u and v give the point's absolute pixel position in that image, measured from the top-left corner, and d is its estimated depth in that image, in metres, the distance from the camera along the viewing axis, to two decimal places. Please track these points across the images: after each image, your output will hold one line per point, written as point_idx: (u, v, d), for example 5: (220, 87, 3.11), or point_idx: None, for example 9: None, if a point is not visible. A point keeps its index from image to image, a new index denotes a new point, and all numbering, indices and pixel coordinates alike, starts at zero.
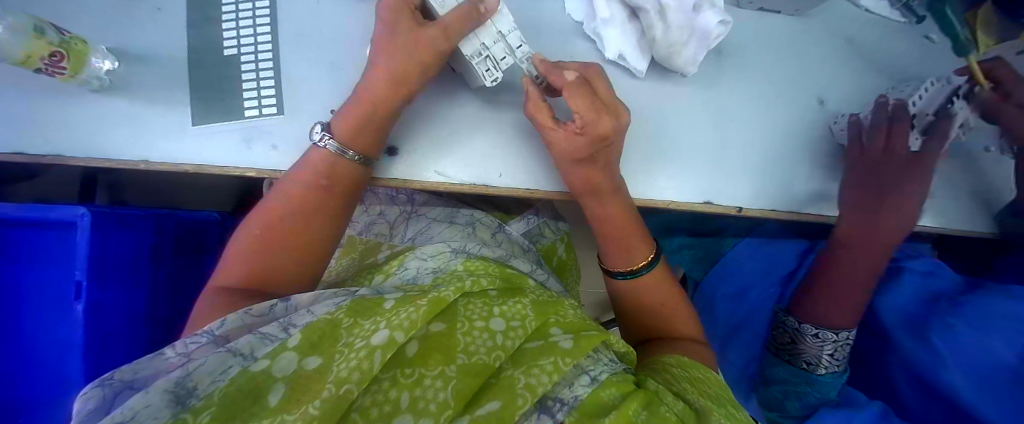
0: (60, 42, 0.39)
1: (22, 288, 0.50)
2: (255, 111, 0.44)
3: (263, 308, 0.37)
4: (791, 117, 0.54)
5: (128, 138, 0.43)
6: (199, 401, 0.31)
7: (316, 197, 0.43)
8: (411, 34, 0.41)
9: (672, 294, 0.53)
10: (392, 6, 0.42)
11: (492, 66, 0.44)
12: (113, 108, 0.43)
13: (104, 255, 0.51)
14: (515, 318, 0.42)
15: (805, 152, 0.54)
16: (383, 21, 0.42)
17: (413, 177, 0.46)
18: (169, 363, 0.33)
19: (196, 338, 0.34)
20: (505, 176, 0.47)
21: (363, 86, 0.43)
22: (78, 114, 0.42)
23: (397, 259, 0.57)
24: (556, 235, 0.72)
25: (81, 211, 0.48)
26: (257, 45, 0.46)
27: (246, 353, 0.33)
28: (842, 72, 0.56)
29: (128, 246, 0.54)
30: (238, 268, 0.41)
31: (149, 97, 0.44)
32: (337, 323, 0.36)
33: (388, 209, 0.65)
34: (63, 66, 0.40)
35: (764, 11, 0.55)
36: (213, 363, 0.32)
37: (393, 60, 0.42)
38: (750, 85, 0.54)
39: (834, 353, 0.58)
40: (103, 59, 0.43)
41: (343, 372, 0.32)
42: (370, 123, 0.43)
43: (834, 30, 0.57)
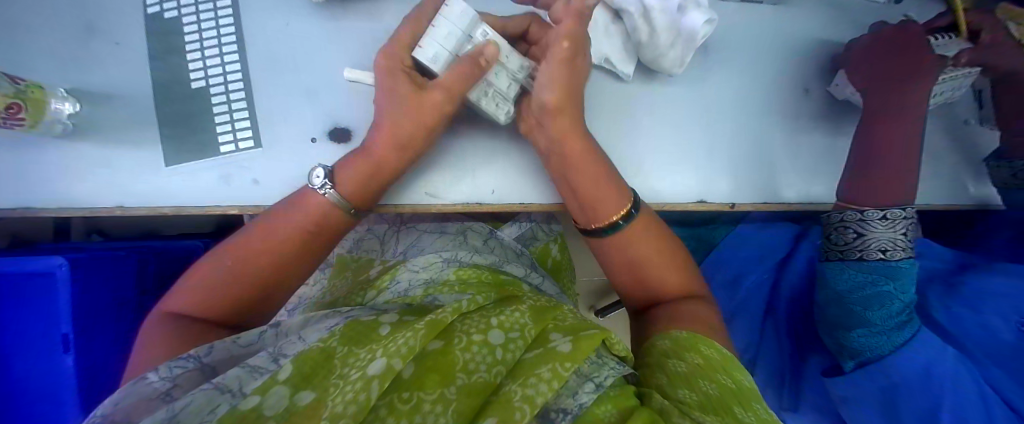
0: (16, 92, 0.38)
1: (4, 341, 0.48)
2: (231, 145, 0.43)
3: (252, 338, 0.36)
4: (777, 107, 0.54)
5: (99, 184, 0.41)
6: None
7: (300, 239, 0.42)
8: (416, 99, 0.40)
9: (663, 251, 0.47)
10: (385, 72, 0.41)
11: (500, 100, 0.43)
12: (82, 154, 0.41)
13: (90, 302, 0.49)
14: (514, 327, 0.41)
15: (792, 141, 0.54)
16: (381, 87, 0.41)
17: (406, 202, 0.46)
18: (153, 388, 0.32)
19: (183, 364, 0.33)
20: (498, 192, 0.46)
21: (372, 138, 0.42)
22: (46, 165, 0.41)
23: (389, 273, 0.55)
24: (550, 237, 0.71)
25: (56, 261, 0.45)
26: (225, 74, 0.43)
27: (234, 389, 0.32)
28: (826, 57, 0.56)
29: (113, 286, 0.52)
30: (198, 296, 0.39)
31: (117, 140, 0.42)
32: (331, 352, 0.35)
33: (377, 223, 0.65)
34: (21, 117, 0.38)
35: (747, 2, 0.54)
36: (200, 401, 0.31)
37: (395, 124, 0.41)
38: (737, 78, 0.53)
39: (907, 234, 0.50)
40: (63, 102, 0.41)
41: (339, 407, 0.31)
42: (374, 176, 0.42)
43: (816, 15, 0.56)
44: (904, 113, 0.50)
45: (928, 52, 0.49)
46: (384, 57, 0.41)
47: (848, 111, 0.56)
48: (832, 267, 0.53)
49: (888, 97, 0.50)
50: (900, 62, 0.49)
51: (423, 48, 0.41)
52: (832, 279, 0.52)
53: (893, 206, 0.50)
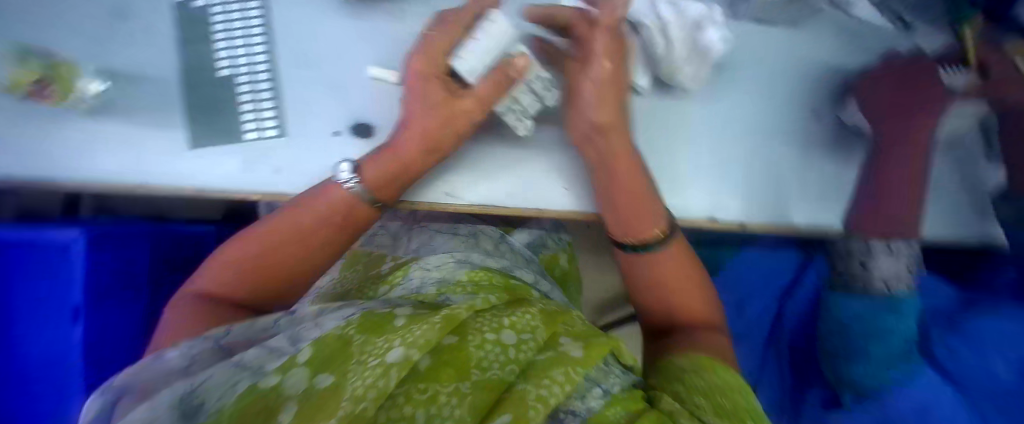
0: (46, 68, 0.40)
1: (13, 309, 0.50)
2: (254, 133, 0.44)
3: (266, 324, 0.36)
4: (790, 128, 0.55)
5: (120, 163, 0.42)
6: (210, 416, 0.30)
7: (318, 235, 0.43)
8: (449, 106, 0.42)
9: (687, 276, 0.48)
10: (420, 74, 0.42)
11: (522, 116, 0.45)
12: (103, 131, 0.42)
13: (104, 278, 0.50)
14: (526, 329, 0.42)
15: (804, 162, 0.55)
16: (410, 88, 0.43)
17: (426, 199, 0.47)
18: (171, 362, 0.33)
19: (200, 343, 0.34)
20: (513, 194, 0.47)
21: (398, 137, 0.43)
22: (67, 141, 0.42)
23: (401, 270, 0.56)
24: (559, 245, 0.72)
25: (74, 234, 0.47)
26: (254, 64, 0.45)
27: (255, 367, 0.33)
28: (837, 79, 0.57)
29: (128, 264, 0.54)
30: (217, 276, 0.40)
31: (140, 121, 0.43)
32: (348, 340, 0.35)
33: (390, 222, 0.66)
34: (49, 92, 0.40)
35: (761, 23, 0.55)
36: (220, 379, 0.31)
37: (426, 127, 0.42)
38: (750, 97, 0.54)
39: (910, 267, 0.54)
40: (91, 80, 0.42)
41: (359, 389, 0.31)
42: (401, 175, 0.44)
43: (828, 40, 0.57)
44: (908, 147, 0.54)
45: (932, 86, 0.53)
46: (420, 62, 0.42)
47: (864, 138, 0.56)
48: (837, 298, 0.56)
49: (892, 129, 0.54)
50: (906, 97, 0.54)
51: (462, 60, 0.42)
52: (835, 309, 0.56)
53: (895, 238, 0.54)
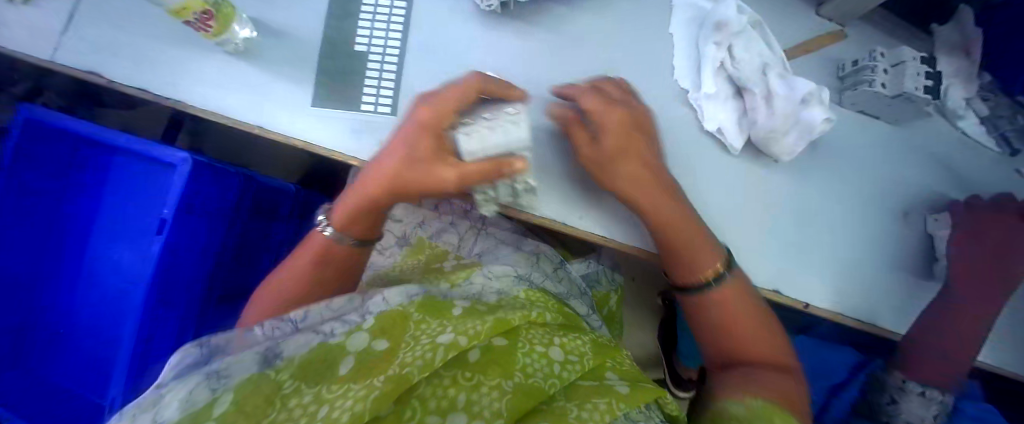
0: (213, 2, 0.44)
1: (113, 216, 0.62)
2: (370, 107, 0.48)
3: (339, 305, 0.42)
4: (875, 225, 0.54)
5: (250, 101, 0.48)
6: (284, 361, 0.34)
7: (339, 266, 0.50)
8: (424, 162, 0.41)
9: (750, 309, 0.45)
10: (416, 126, 0.41)
11: (516, 194, 0.44)
12: (245, 71, 0.49)
13: (194, 199, 0.60)
14: (575, 353, 0.42)
15: (881, 260, 0.54)
16: (403, 134, 0.42)
17: (506, 201, 0.47)
18: (255, 337, 0.39)
19: (281, 325, 0.40)
20: (587, 217, 0.48)
21: (369, 172, 0.44)
22: (218, 75, 0.49)
23: (464, 271, 0.57)
24: (611, 285, 0.72)
25: (179, 154, 0.57)
26: (386, 47, 0.50)
27: (326, 331, 0.37)
28: (929, 184, 0.56)
29: (215, 196, 0.64)
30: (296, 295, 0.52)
31: (277, 71, 0.49)
32: (407, 316, 0.39)
33: (458, 220, 0.68)
34: (209, 23, 0.45)
35: (865, 114, 0.55)
36: (300, 339, 0.37)
37: (396, 177, 0.42)
38: (840, 184, 0.54)
39: (936, 416, 0.56)
40: (246, 27, 0.49)
41: (407, 359, 0.35)
42: (362, 216, 0.47)
43: (931, 147, 0.57)
44: (987, 288, 0.53)
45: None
46: (427, 113, 0.41)
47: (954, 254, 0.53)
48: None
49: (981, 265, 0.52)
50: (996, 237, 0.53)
51: (467, 140, 0.40)
52: None
53: (935, 387, 0.55)
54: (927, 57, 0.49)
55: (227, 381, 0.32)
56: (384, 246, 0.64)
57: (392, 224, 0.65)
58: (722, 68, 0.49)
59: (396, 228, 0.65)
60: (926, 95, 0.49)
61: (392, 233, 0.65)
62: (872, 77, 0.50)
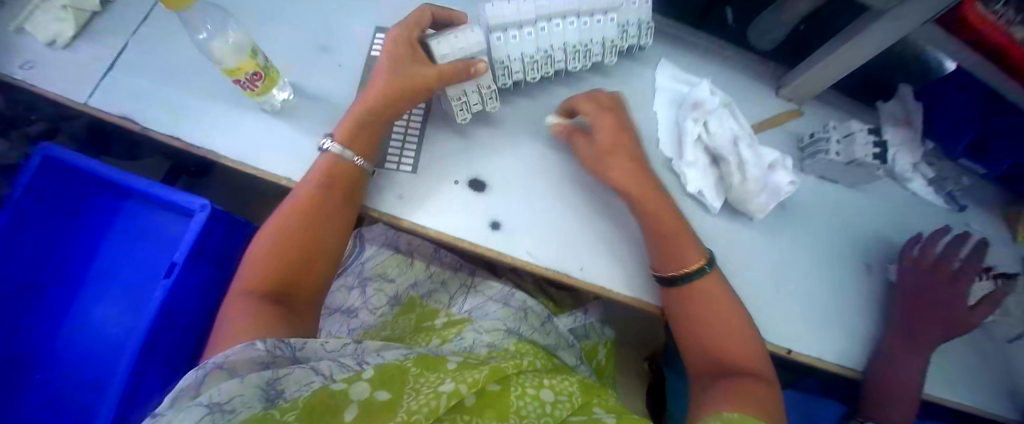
0: (263, 66, 0.51)
1: (126, 265, 0.70)
2: (394, 165, 0.56)
3: (335, 346, 0.44)
4: (841, 275, 0.60)
5: (287, 157, 0.56)
6: (287, 402, 0.37)
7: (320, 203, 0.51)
8: (408, 69, 0.53)
9: (728, 311, 0.50)
10: (397, 42, 0.55)
11: (464, 108, 0.56)
12: (280, 129, 0.58)
13: (207, 249, 0.67)
14: (564, 393, 0.51)
15: (848, 307, 0.59)
16: (390, 50, 0.55)
17: (509, 251, 0.52)
18: (257, 352, 0.39)
19: (282, 346, 0.41)
20: (586, 269, 0.53)
21: (367, 92, 0.54)
22: (258, 134, 0.57)
23: (454, 328, 0.65)
24: (600, 338, 0.75)
25: (200, 201, 0.65)
26: (410, 116, 0.58)
27: (325, 373, 0.41)
28: (885, 239, 0.63)
29: (222, 244, 0.70)
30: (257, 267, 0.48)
31: (312, 133, 0.58)
32: (405, 370, 0.44)
33: (449, 277, 0.73)
34: (257, 84, 0.52)
35: (825, 180, 0.63)
36: (300, 375, 0.40)
37: (386, 83, 0.53)
38: (807, 238, 0.60)
39: None
40: (283, 89, 0.59)
41: (414, 406, 0.40)
42: (363, 130, 0.53)
43: (885, 209, 0.65)
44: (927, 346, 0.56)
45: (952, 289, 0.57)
46: (398, 33, 0.55)
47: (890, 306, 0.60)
48: None
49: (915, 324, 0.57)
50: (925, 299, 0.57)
51: (439, 45, 0.54)
52: None
53: None
54: (873, 129, 0.57)
55: (233, 416, 0.35)
56: (375, 306, 0.69)
57: (385, 283, 0.70)
58: (700, 141, 0.57)
59: (388, 287, 0.70)
60: (874, 161, 0.56)
61: (383, 293, 0.70)
62: (828, 147, 0.58)
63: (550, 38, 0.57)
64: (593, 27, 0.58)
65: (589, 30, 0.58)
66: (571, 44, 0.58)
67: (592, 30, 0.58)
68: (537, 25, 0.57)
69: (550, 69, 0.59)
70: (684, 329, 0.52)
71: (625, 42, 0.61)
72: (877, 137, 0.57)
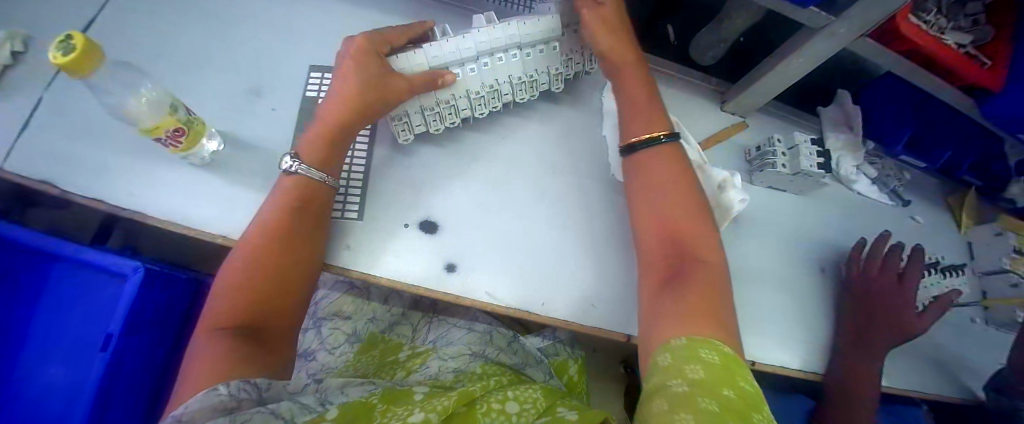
0: (184, 120, 0.50)
1: (54, 340, 0.64)
2: (339, 213, 0.53)
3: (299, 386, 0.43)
4: (798, 281, 0.61)
5: (222, 212, 0.53)
6: None
7: (286, 222, 0.47)
8: (380, 78, 0.51)
9: (693, 219, 0.47)
10: (360, 50, 0.52)
11: (407, 129, 0.56)
12: (213, 181, 0.55)
13: (143, 314, 0.62)
14: (528, 400, 0.49)
15: (807, 311, 0.60)
16: (354, 57, 0.51)
17: (468, 294, 0.50)
18: (219, 398, 0.36)
19: (247, 386, 0.38)
20: (548, 305, 0.51)
21: (330, 106, 0.52)
22: (189, 190, 0.54)
23: (419, 357, 0.61)
24: (569, 354, 0.71)
25: (135, 264, 0.60)
26: (353, 156, 0.56)
27: (287, 417, 0.38)
28: (833, 240, 0.65)
29: (165, 303, 0.66)
30: (222, 304, 0.43)
31: (247, 183, 0.55)
32: (370, 405, 0.43)
33: (410, 310, 0.71)
34: (180, 139, 0.50)
35: (774, 189, 0.64)
36: (260, 420, 0.37)
37: (355, 93, 0.51)
38: (762, 247, 0.61)
39: None
40: (212, 140, 0.55)
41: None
42: (332, 144, 0.51)
43: (833, 209, 0.67)
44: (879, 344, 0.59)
45: (901, 287, 0.60)
46: (362, 41, 0.52)
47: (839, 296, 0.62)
48: None
49: (868, 325, 0.59)
50: (876, 299, 0.60)
51: (405, 58, 0.54)
52: None
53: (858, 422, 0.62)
54: (814, 139, 0.59)
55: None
56: (333, 345, 0.64)
57: (341, 322, 0.67)
58: None
59: (345, 324, 0.67)
60: (820, 171, 0.58)
61: (340, 332, 0.66)
62: (774, 159, 0.59)
63: (495, 71, 0.57)
64: (537, 59, 0.58)
65: (533, 62, 0.58)
66: (517, 77, 0.58)
67: (536, 62, 0.58)
68: (479, 61, 0.56)
69: (498, 102, 0.59)
70: (642, 201, 0.50)
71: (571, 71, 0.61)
72: (819, 147, 0.59)
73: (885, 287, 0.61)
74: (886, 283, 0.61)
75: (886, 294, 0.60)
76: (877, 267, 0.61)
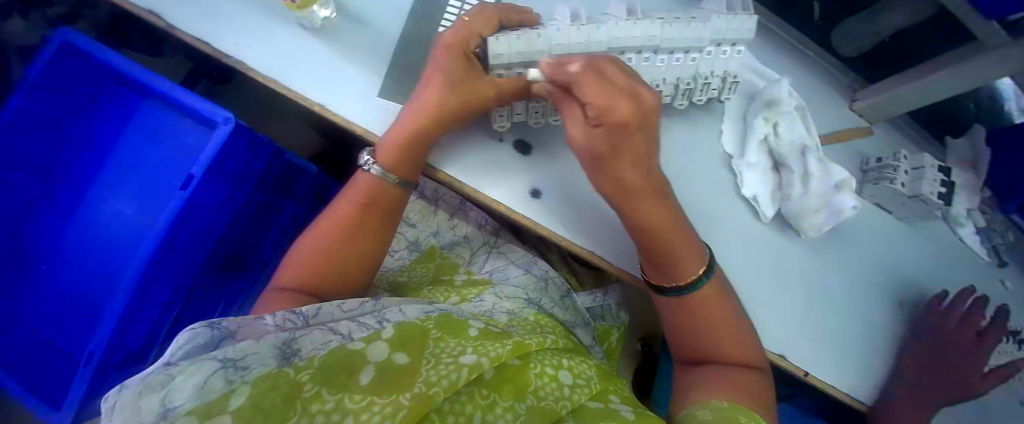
0: None
1: (138, 166, 0.64)
2: None
3: (353, 306, 0.46)
4: (874, 308, 0.58)
5: (317, 79, 0.52)
6: (303, 362, 0.36)
7: (356, 214, 0.50)
8: (467, 83, 0.45)
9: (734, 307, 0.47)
10: (449, 49, 0.44)
11: (505, 114, 0.49)
12: (317, 45, 0.53)
13: (222, 163, 0.60)
14: (582, 377, 0.51)
15: (874, 341, 0.57)
16: (439, 59, 0.45)
17: (544, 222, 0.48)
18: (265, 328, 0.41)
19: (291, 318, 0.42)
20: (621, 256, 0.50)
21: (409, 111, 0.46)
22: (292, 50, 0.53)
23: (475, 288, 0.62)
24: (615, 321, 0.72)
25: (225, 114, 0.59)
26: None
27: (344, 333, 0.40)
28: (925, 277, 0.60)
29: (244, 163, 0.64)
30: (292, 274, 0.48)
31: (348, 56, 0.54)
32: (427, 331, 0.43)
33: (473, 234, 0.71)
34: None
35: (879, 206, 0.60)
36: (317, 336, 0.39)
37: (441, 102, 0.45)
38: (850, 263, 0.57)
39: None
40: (326, 7, 0.54)
41: (433, 377, 0.39)
42: (406, 155, 0.47)
43: (929, 248, 0.62)
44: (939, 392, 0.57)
45: (970, 338, 0.57)
46: (453, 35, 0.44)
47: (913, 332, 0.58)
48: None
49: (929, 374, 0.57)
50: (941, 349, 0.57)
51: (499, 42, 0.44)
52: None
53: None
54: (943, 167, 0.55)
55: (246, 374, 0.34)
56: (394, 249, 0.67)
57: (404, 228, 0.68)
58: (764, 142, 0.53)
59: (407, 232, 0.68)
60: (939, 200, 0.54)
61: (402, 238, 0.68)
62: (894, 176, 0.55)
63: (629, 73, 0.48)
64: (669, 68, 0.49)
65: (661, 70, 0.49)
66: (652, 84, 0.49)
67: (666, 71, 0.49)
68: (619, 57, 0.47)
69: None
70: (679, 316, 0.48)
71: (701, 94, 0.51)
72: (945, 177, 0.55)
73: (954, 342, 0.57)
74: (956, 337, 0.57)
75: (953, 347, 0.57)
76: (953, 323, 0.57)
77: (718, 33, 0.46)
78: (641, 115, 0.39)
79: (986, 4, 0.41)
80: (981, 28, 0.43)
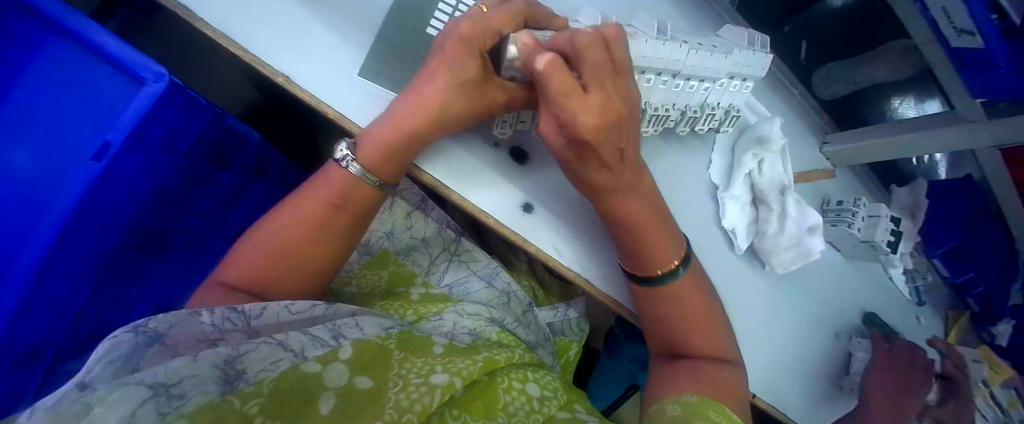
0: None
1: None
2: None
3: (302, 308, 0.42)
4: (820, 343, 0.61)
5: (290, 47, 0.46)
6: (250, 387, 0.33)
7: (325, 216, 0.45)
8: (475, 86, 0.42)
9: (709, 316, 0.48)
10: (460, 44, 0.41)
11: (509, 122, 0.47)
12: (292, 6, 0.47)
13: (148, 128, 0.50)
14: (549, 388, 0.51)
15: (816, 371, 0.60)
16: (448, 53, 0.41)
17: (532, 238, 0.48)
18: (201, 328, 0.36)
19: (232, 317, 0.38)
20: (604, 280, 0.51)
21: (406, 106, 0.42)
22: (262, 8, 0.46)
23: (433, 305, 0.58)
24: (575, 335, 0.73)
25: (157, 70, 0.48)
26: None
27: (296, 350, 0.37)
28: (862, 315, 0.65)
29: (175, 127, 0.54)
30: (241, 267, 0.43)
31: (329, 24, 0.48)
32: (388, 352, 0.42)
33: (431, 237, 0.67)
34: None
35: (831, 246, 0.64)
36: (264, 352, 0.36)
37: (444, 102, 0.42)
38: (804, 298, 0.61)
39: None
40: None
41: (404, 402, 0.38)
42: (393, 153, 0.43)
43: (867, 286, 0.67)
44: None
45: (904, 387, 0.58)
46: (467, 28, 0.40)
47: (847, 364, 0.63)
48: None
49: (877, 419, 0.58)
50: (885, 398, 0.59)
51: (518, 41, 0.41)
52: None
53: None
54: (893, 218, 0.60)
55: (184, 404, 0.31)
56: None
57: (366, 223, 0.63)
58: (748, 177, 0.55)
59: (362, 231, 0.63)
60: (886, 247, 0.59)
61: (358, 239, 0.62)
62: (852, 220, 0.58)
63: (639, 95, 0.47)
64: (681, 94, 0.49)
65: (674, 95, 0.49)
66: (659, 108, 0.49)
67: (677, 97, 0.49)
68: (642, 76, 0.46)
69: None
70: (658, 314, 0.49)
71: (704, 124, 0.52)
72: (894, 227, 0.60)
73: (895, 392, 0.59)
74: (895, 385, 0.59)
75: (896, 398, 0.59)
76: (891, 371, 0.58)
77: (736, 67, 0.48)
78: (611, 114, 0.37)
79: (975, 79, 0.45)
80: (962, 101, 0.48)
